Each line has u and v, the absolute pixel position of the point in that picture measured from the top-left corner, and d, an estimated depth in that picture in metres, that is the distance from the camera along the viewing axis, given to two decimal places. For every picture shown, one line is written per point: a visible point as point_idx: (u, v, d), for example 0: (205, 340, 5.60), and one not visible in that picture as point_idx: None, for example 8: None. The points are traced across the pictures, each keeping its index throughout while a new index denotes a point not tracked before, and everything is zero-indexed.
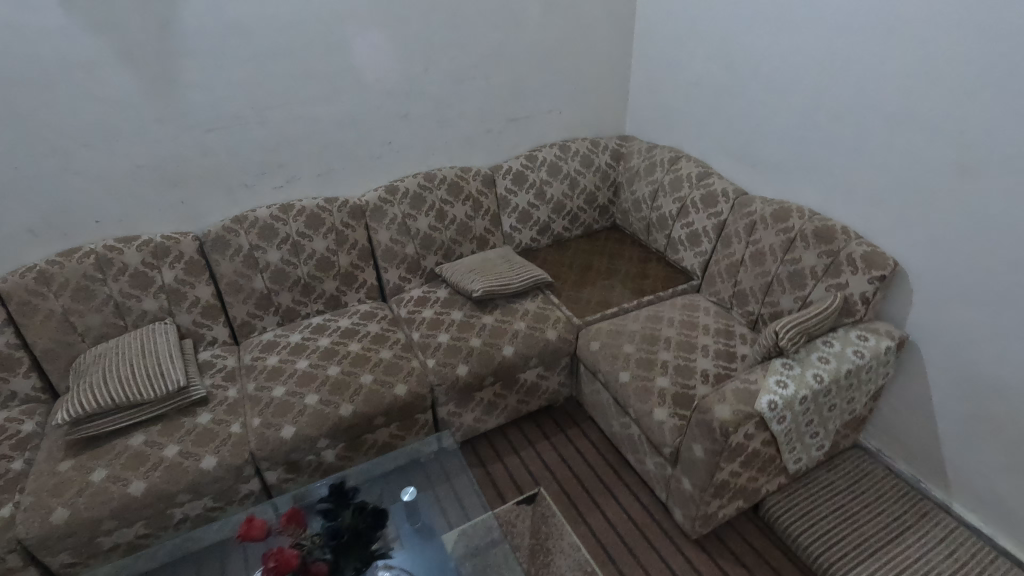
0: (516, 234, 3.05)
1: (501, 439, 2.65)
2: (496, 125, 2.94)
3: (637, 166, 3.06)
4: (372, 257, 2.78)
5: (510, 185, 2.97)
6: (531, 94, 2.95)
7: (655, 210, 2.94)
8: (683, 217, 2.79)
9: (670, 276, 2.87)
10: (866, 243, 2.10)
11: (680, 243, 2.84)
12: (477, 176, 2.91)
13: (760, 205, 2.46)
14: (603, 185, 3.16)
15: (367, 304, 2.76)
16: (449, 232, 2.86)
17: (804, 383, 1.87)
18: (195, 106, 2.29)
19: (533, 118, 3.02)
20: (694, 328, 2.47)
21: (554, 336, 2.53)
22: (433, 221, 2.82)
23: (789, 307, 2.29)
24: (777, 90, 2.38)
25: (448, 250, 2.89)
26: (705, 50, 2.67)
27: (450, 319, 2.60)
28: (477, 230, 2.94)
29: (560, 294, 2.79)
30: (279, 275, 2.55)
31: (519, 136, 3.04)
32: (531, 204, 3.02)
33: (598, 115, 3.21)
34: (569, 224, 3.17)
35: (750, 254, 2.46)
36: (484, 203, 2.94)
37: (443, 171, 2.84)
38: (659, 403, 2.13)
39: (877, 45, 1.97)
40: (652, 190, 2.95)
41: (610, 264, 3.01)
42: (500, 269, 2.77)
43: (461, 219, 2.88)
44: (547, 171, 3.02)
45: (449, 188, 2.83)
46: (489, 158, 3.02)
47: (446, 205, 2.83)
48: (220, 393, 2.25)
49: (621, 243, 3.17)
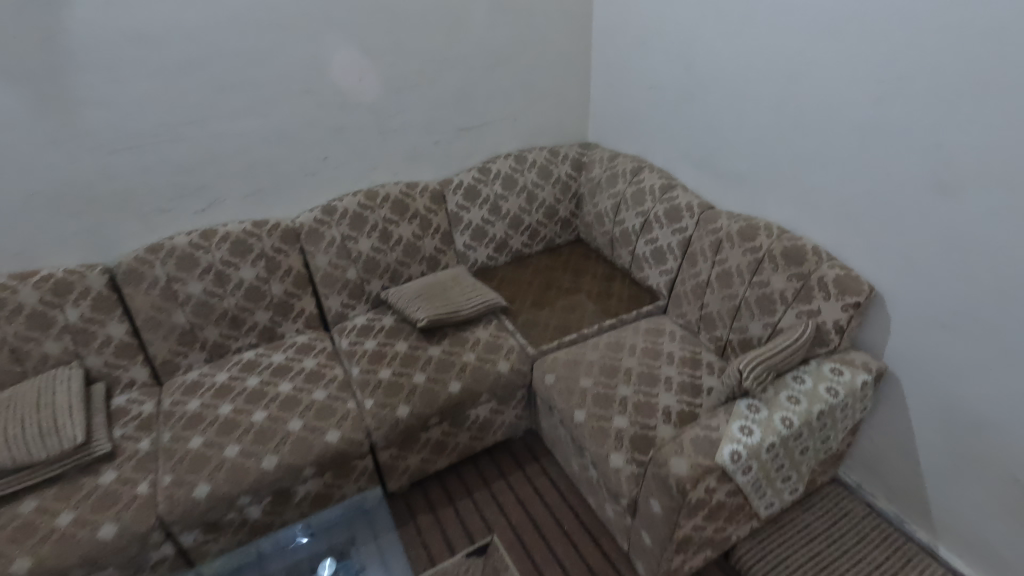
0: (470, 253, 2.84)
1: (453, 479, 2.44)
2: (444, 137, 2.71)
3: (599, 177, 2.85)
4: (310, 284, 2.55)
5: (461, 201, 2.75)
6: (482, 102, 2.72)
7: (618, 224, 2.73)
8: (646, 233, 2.59)
9: (635, 296, 2.67)
10: (839, 266, 1.91)
11: (645, 261, 2.63)
12: (424, 193, 2.68)
13: (727, 221, 2.26)
14: (564, 198, 2.95)
15: (305, 335, 2.53)
16: (396, 253, 2.64)
17: (771, 430, 1.68)
18: (95, 124, 2.04)
19: (484, 128, 2.79)
20: (657, 357, 2.27)
21: (506, 368, 2.32)
22: (377, 243, 2.59)
23: (758, 335, 2.10)
24: (742, 95, 2.17)
25: (395, 273, 2.67)
26: (666, 52, 2.46)
27: (393, 351, 2.39)
28: (427, 250, 2.72)
29: (517, 319, 2.58)
30: (203, 308, 2.32)
31: (471, 147, 2.81)
32: (486, 220, 2.80)
33: (557, 122, 2.99)
34: (529, 240, 2.96)
35: (717, 275, 2.26)
36: (434, 220, 2.71)
37: (386, 188, 2.62)
38: (616, 447, 1.92)
39: (847, 47, 1.77)
40: (614, 204, 2.74)
41: (572, 283, 2.80)
42: (450, 294, 2.56)
43: (409, 239, 2.66)
44: (501, 185, 2.81)
45: (393, 206, 2.61)
46: (438, 171, 2.79)
47: (390, 224, 2.61)
48: (130, 446, 2.02)
49: (584, 259, 2.96)
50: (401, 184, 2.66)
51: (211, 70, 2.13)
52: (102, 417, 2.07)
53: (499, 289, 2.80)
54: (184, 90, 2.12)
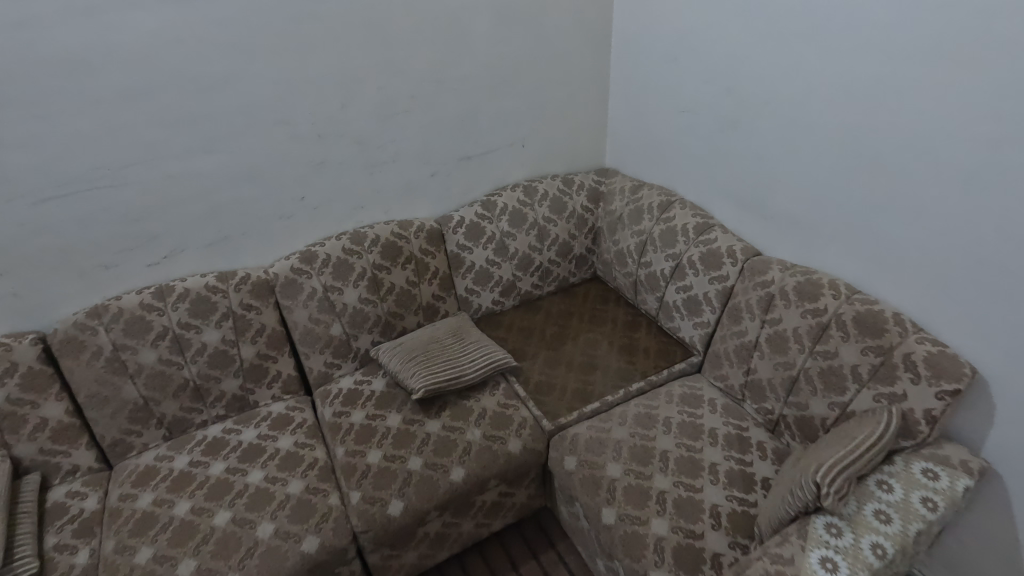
0: (473, 299, 2.48)
1: (455, 572, 2.08)
2: (442, 169, 2.34)
3: (620, 210, 2.49)
4: (288, 342, 2.19)
5: (463, 242, 2.39)
6: (484, 127, 2.35)
7: (643, 267, 2.37)
8: (678, 280, 2.23)
9: (665, 350, 2.31)
10: (930, 341, 1.54)
11: (676, 311, 2.28)
12: (418, 233, 2.31)
13: (779, 273, 1.90)
14: (580, 233, 2.59)
15: (283, 403, 2.17)
16: (387, 304, 2.28)
17: (862, 563, 1.32)
18: (16, 170, 1.67)
19: (488, 157, 2.42)
20: (697, 434, 1.91)
21: (517, 448, 1.96)
22: (365, 293, 2.23)
23: (822, 415, 1.74)
24: (799, 126, 1.80)
25: (387, 326, 2.31)
26: (701, 70, 2.09)
27: (385, 426, 2.03)
28: (423, 298, 2.36)
29: (529, 380, 2.23)
30: (158, 380, 1.96)
31: (472, 178, 2.44)
32: (491, 262, 2.44)
33: (571, 147, 2.63)
34: (539, 282, 2.60)
35: (767, 337, 1.90)
36: (431, 264, 2.35)
37: (375, 229, 2.26)
38: (656, 563, 1.57)
39: (950, 74, 1.39)
40: (638, 243, 2.38)
41: (590, 333, 2.45)
42: (451, 353, 2.20)
43: (402, 287, 2.30)
44: (508, 222, 2.44)
45: (383, 251, 2.25)
46: (435, 207, 2.42)
47: (380, 272, 2.25)
48: (64, 560, 1.66)
49: (603, 302, 2.61)
50: (392, 224, 2.30)
51: (159, 101, 1.77)
52: (31, 524, 1.71)
53: (507, 340, 2.44)
54: (127, 125, 1.75)
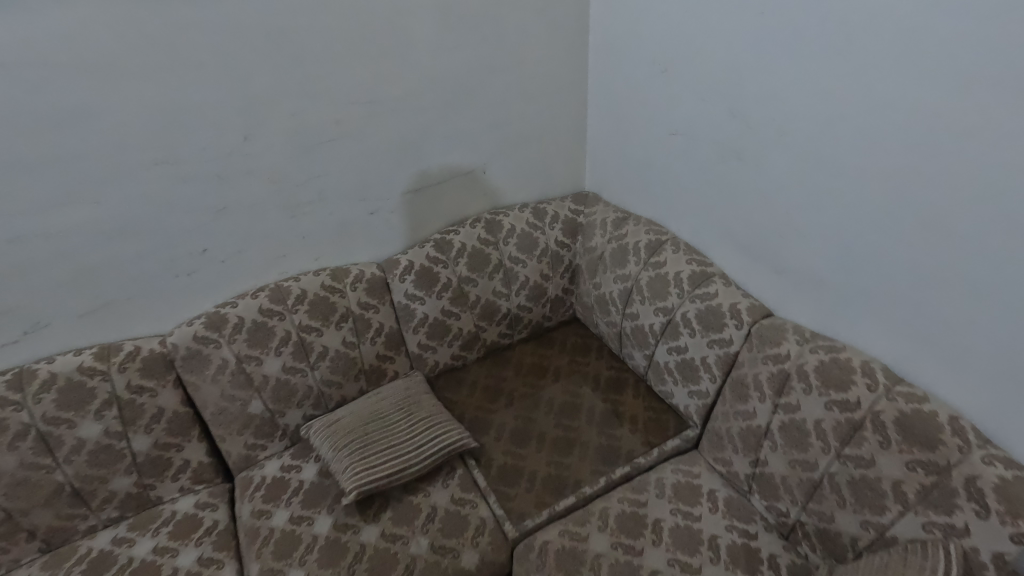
0: (428, 356, 2.09)
1: None
2: (382, 204, 1.93)
3: (602, 248, 2.09)
4: (197, 424, 1.80)
5: (413, 291, 1.98)
6: (434, 153, 1.93)
7: (631, 318, 1.97)
8: (670, 339, 1.84)
9: (655, 420, 1.94)
10: (1002, 462, 1.16)
11: (668, 374, 1.90)
12: (355, 284, 1.91)
13: (797, 346, 1.52)
14: (554, 273, 2.19)
15: (192, 499, 1.79)
16: (319, 372, 1.89)
17: None
18: None
19: (440, 187, 2.01)
20: (696, 546, 1.53)
21: (472, 562, 1.58)
22: (291, 361, 1.84)
23: (852, 534, 1.37)
24: (822, 164, 1.40)
25: (321, 397, 1.92)
26: (697, 85, 1.68)
27: (310, 533, 1.64)
28: (365, 362, 1.97)
29: (492, 463, 1.85)
30: (22, 488, 1.56)
31: (422, 213, 2.03)
32: (448, 313, 2.05)
33: (543, 170, 2.21)
34: (508, 331, 2.21)
35: (781, 425, 1.53)
36: (373, 320, 1.95)
37: (301, 283, 1.85)
38: None
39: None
40: (622, 291, 1.98)
41: (567, 396, 2.07)
42: (396, 434, 1.82)
43: (338, 351, 1.90)
44: (467, 264, 2.04)
45: (311, 309, 1.84)
46: (377, 249, 2.01)
47: (309, 335, 1.84)
48: None
49: (583, 353, 2.22)
50: (324, 274, 1.89)
51: None
52: None
53: (469, 405, 2.06)
54: None
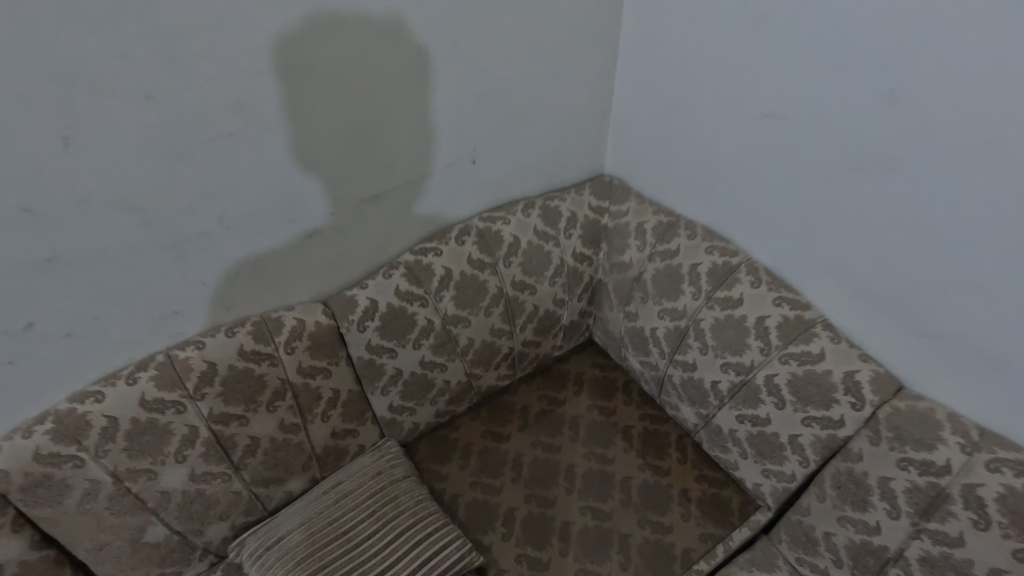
0: (403, 420, 1.54)
1: None
2: (321, 222, 1.27)
3: (639, 265, 1.52)
4: (65, 565, 1.17)
5: (378, 343, 1.39)
6: (395, 140, 1.27)
7: (682, 368, 1.45)
8: (741, 405, 1.35)
9: (712, 499, 1.48)
10: None
11: (734, 445, 1.42)
12: (291, 344, 1.29)
13: (963, 454, 1.04)
14: (570, 296, 1.61)
15: None
16: (250, 471, 1.31)
17: None
18: None
19: (407, 188, 1.35)
20: None
21: None
22: (205, 464, 1.24)
23: None
24: None
25: (256, 500, 1.35)
26: (816, 41, 1.06)
27: None
28: (316, 445, 1.40)
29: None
30: None
31: (383, 228, 1.38)
32: (429, 365, 1.47)
33: (553, 150, 1.56)
34: (509, 373, 1.66)
35: (924, 558, 1.08)
36: (324, 390, 1.36)
37: (207, 349, 1.21)
38: None
39: None
40: (671, 331, 1.45)
41: (593, 462, 1.57)
42: (367, 564, 1.26)
43: (275, 440, 1.32)
44: (453, 299, 1.44)
45: (226, 390, 1.23)
46: (319, 283, 1.37)
47: (227, 427, 1.24)
48: None
49: (606, 396, 1.72)
50: (242, 332, 1.25)
51: None
52: None
53: (463, 482, 1.54)
54: None
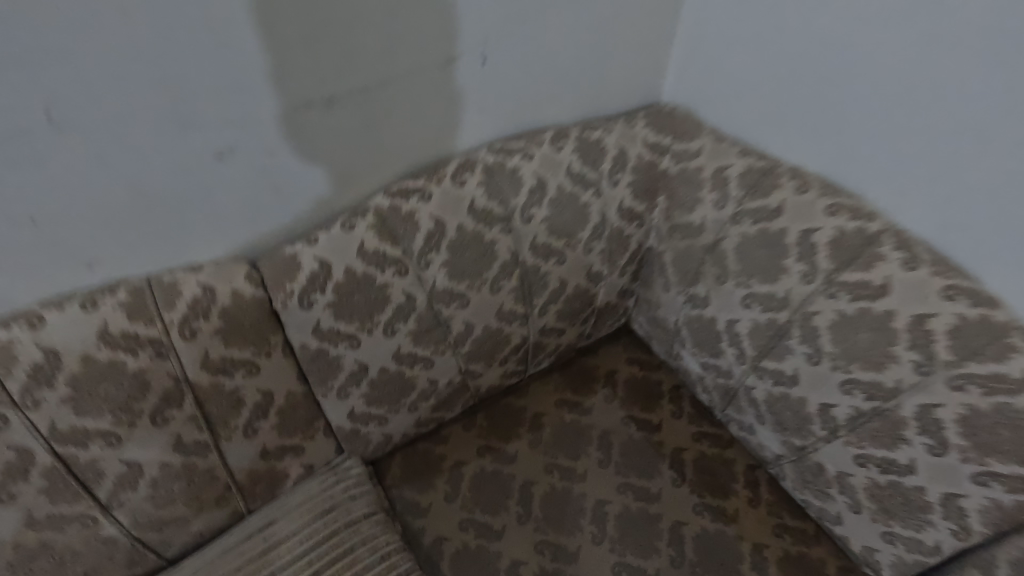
0: (369, 432, 1.10)
1: None
2: (234, 136, 0.80)
3: (717, 229, 1.04)
4: None
5: (332, 328, 0.94)
6: (356, 5, 0.77)
7: (775, 381, 1.00)
8: (866, 443, 0.91)
9: (796, 562, 1.06)
10: None
11: (841, 493, 0.99)
12: (191, 324, 0.84)
13: None
14: (610, 269, 1.15)
15: None
16: (130, 511, 0.88)
17: None
18: None
19: (376, 92, 0.87)
20: None
21: None
22: (56, 502, 0.81)
23: None
24: None
25: (146, 549, 0.93)
26: None
27: None
28: (237, 470, 0.96)
29: None
30: None
31: (339, 154, 0.91)
32: (408, 360, 1.03)
33: (600, 53, 1.06)
34: (519, 369, 1.22)
35: None
36: (248, 393, 0.92)
37: (48, 328, 0.76)
38: None
39: None
40: (762, 328, 0.99)
41: (630, 498, 1.15)
42: None
43: (169, 467, 0.88)
44: (445, 266, 0.97)
45: (79, 395, 0.78)
46: (239, 232, 0.91)
47: (87, 450, 0.81)
48: None
49: (647, 405, 1.28)
50: (110, 305, 0.80)
51: None
52: None
53: (451, 520, 1.12)
54: None
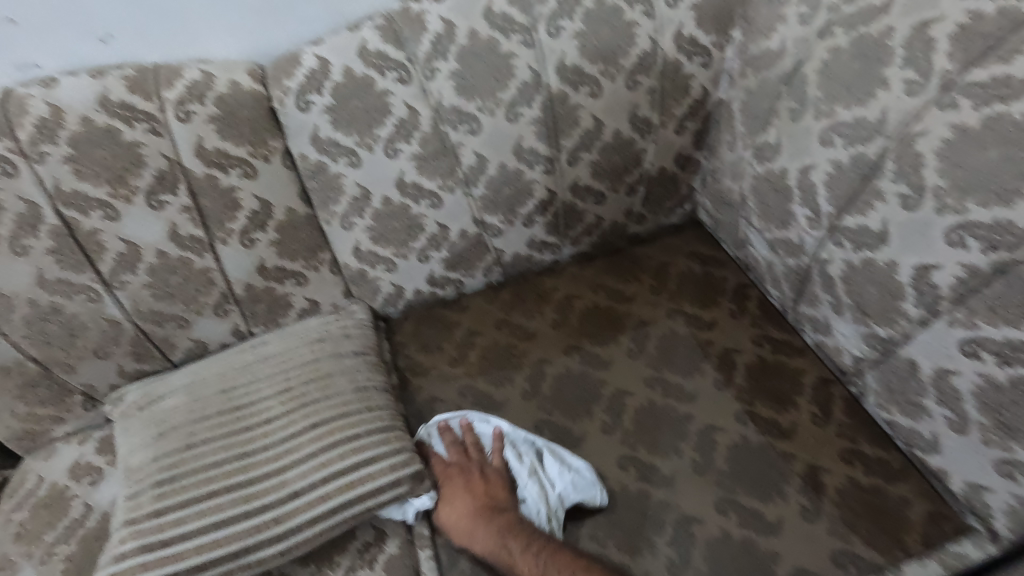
0: (378, 277, 1.04)
1: None
2: None
3: (798, 50, 0.80)
4: None
5: (331, 138, 0.88)
6: None
7: (857, 247, 0.76)
8: (982, 321, 0.64)
9: (865, 496, 0.80)
10: None
11: (940, 403, 0.72)
12: (186, 107, 0.83)
13: None
14: (664, 119, 0.96)
15: None
16: (130, 295, 0.91)
17: None
18: None
19: None
20: None
21: None
22: (71, 269, 0.87)
23: None
24: None
25: (151, 343, 0.96)
26: None
27: None
28: (234, 280, 0.95)
29: None
30: None
31: None
32: (415, 188, 0.94)
33: None
34: (550, 239, 1.08)
35: None
36: (245, 198, 0.90)
37: (70, 101, 0.80)
38: None
39: None
40: (845, 171, 0.75)
41: (657, 394, 0.96)
42: (250, 458, 0.80)
43: (167, 258, 0.90)
44: (453, 78, 0.86)
45: (79, 159, 0.81)
46: (251, 33, 0.88)
47: (88, 218, 0.84)
48: None
49: (702, 301, 1.06)
50: (114, 76, 0.82)
51: None
52: None
53: (450, 385, 1.02)
54: None
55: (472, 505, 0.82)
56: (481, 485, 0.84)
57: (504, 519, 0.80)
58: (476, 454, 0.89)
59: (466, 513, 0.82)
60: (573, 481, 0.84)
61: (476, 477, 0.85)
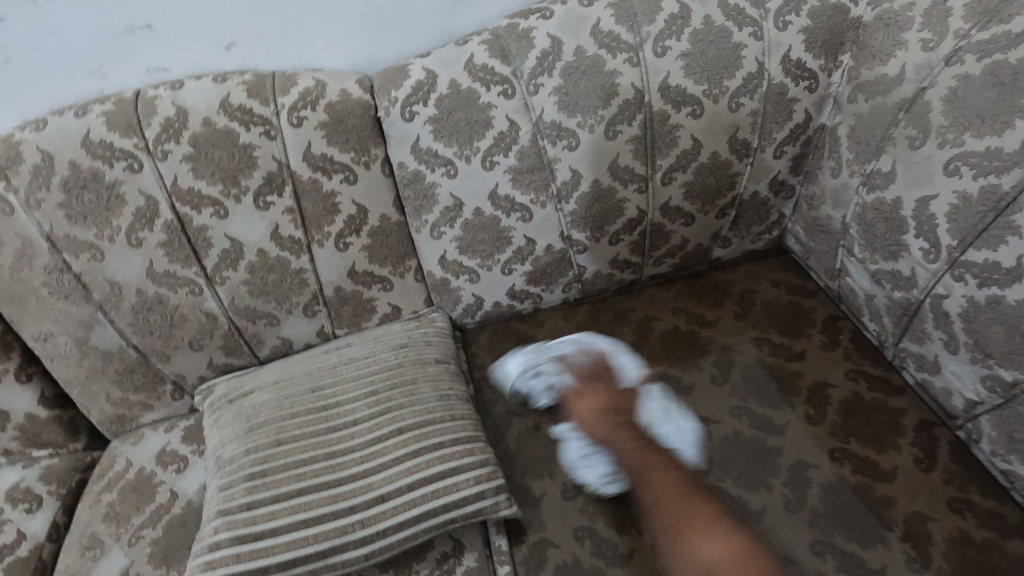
0: (460, 287, 1.05)
1: None
2: None
3: (920, 77, 0.77)
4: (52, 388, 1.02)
5: (431, 148, 0.90)
6: None
7: (982, 283, 0.71)
8: None
9: (979, 551, 0.74)
10: None
11: None
12: (299, 113, 0.87)
13: None
14: (763, 142, 0.94)
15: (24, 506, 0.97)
16: (229, 291, 0.94)
17: None
18: None
19: None
20: None
21: None
22: (179, 263, 0.90)
23: None
24: None
25: (242, 338, 0.99)
26: None
27: None
28: (325, 282, 0.97)
29: (543, 555, 0.82)
30: None
31: None
32: (507, 200, 0.95)
33: None
34: (633, 258, 1.07)
35: None
36: (344, 203, 0.92)
37: (195, 104, 0.85)
38: None
39: None
40: (972, 202, 0.71)
41: (744, 425, 0.92)
42: (338, 458, 0.81)
43: (266, 256, 0.93)
44: (556, 94, 0.87)
45: (198, 158, 0.85)
46: (362, 45, 0.92)
47: (199, 215, 0.88)
48: None
49: (790, 331, 1.02)
50: (235, 81, 0.87)
51: None
52: None
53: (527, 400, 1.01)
54: None
55: (608, 399, 0.87)
56: (615, 392, 0.89)
57: (624, 417, 0.84)
58: (580, 362, 0.94)
59: (603, 408, 0.86)
60: (677, 433, 0.89)
61: (617, 392, 0.89)
